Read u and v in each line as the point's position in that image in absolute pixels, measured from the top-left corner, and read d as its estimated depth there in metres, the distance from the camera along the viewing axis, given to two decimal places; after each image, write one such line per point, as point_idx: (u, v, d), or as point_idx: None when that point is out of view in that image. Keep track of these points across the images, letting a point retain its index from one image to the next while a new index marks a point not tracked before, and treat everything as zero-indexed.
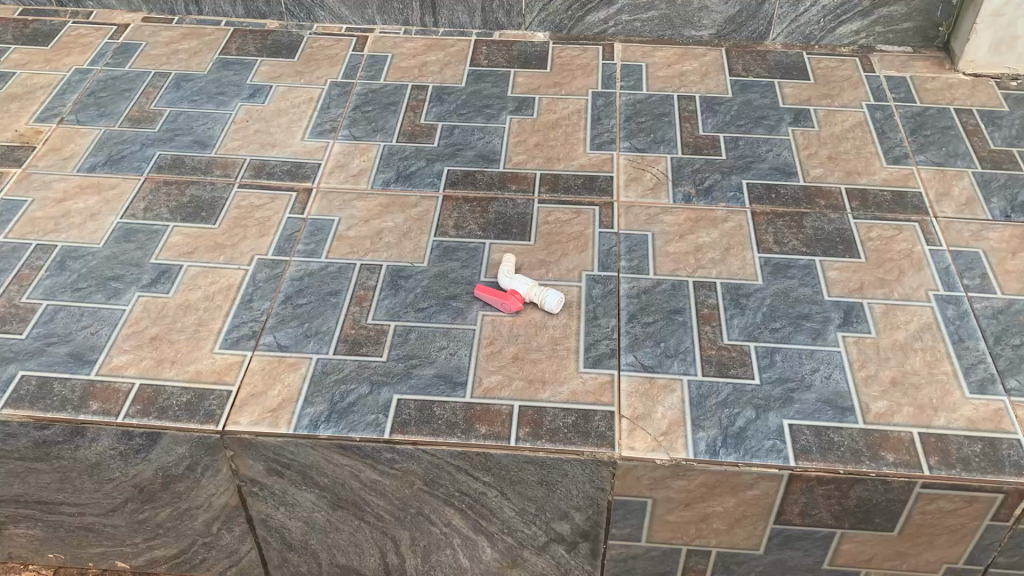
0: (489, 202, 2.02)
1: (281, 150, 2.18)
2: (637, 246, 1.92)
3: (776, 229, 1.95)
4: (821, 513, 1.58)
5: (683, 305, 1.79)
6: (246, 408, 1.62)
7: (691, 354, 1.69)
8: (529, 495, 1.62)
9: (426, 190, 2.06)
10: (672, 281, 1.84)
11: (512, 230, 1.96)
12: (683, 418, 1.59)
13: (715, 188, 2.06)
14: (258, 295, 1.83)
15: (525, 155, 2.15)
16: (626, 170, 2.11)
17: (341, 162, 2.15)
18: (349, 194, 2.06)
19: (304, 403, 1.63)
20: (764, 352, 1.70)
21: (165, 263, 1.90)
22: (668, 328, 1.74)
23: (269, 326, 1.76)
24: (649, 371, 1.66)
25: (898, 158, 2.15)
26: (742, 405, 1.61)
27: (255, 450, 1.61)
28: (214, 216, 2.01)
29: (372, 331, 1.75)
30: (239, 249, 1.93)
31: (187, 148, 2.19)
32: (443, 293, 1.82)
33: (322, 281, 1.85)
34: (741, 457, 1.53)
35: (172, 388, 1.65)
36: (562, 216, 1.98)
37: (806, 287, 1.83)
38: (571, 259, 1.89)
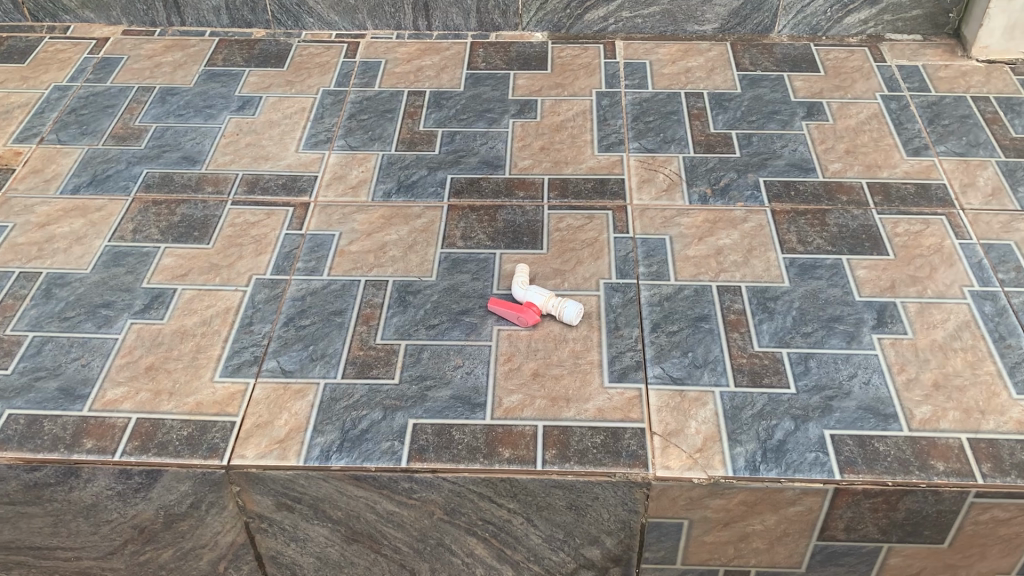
0: (496, 210, 1.93)
1: (274, 163, 2.08)
2: (655, 250, 1.82)
3: (798, 228, 1.87)
4: (868, 528, 1.50)
5: (708, 312, 1.70)
6: (251, 441, 1.51)
7: (721, 363, 1.60)
8: (557, 521, 1.52)
9: (429, 200, 1.97)
10: (695, 286, 1.75)
11: (523, 239, 1.86)
12: (719, 432, 1.49)
13: (731, 187, 1.97)
14: (258, 317, 1.72)
15: (531, 160, 2.06)
16: (638, 171, 2.02)
17: (338, 173, 2.05)
18: (348, 207, 1.96)
19: (313, 432, 1.53)
20: (798, 358, 1.61)
21: (158, 287, 1.79)
22: (695, 336, 1.65)
23: (272, 350, 1.66)
24: (678, 383, 1.57)
25: (918, 150, 2.07)
26: (780, 416, 1.52)
27: (263, 484, 1.50)
28: (208, 235, 1.91)
29: (382, 352, 1.65)
30: (235, 269, 1.83)
31: (176, 165, 2.09)
32: (454, 308, 1.72)
33: (325, 300, 1.75)
34: (782, 473, 1.44)
35: (171, 421, 1.54)
36: (574, 223, 1.89)
37: (835, 288, 1.74)
38: (587, 267, 1.79)
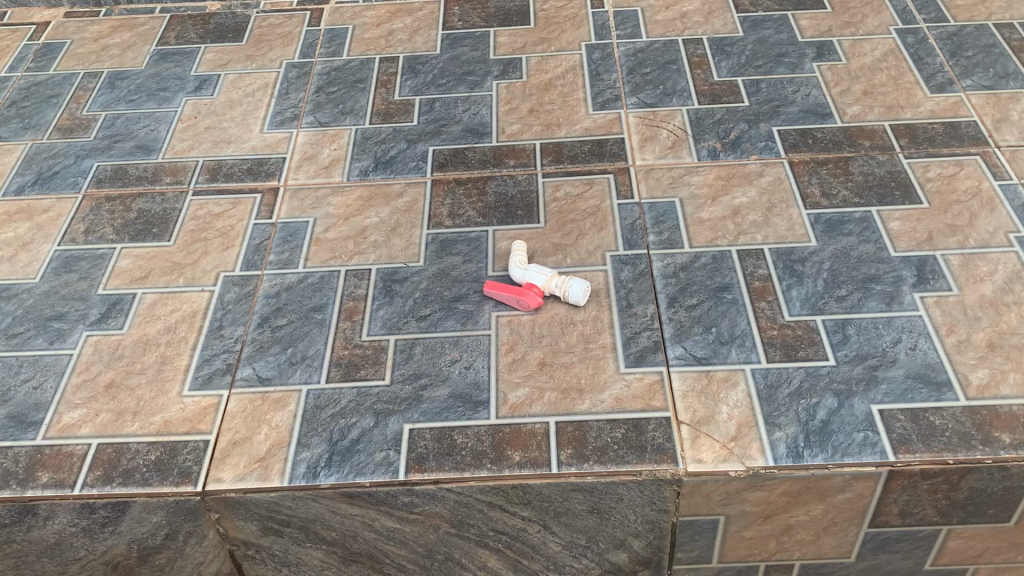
0: (485, 182, 1.75)
1: (237, 147, 1.89)
2: (664, 215, 1.65)
3: (820, 180, 1.69)
4: (925, 511, 1.34)
5: (730, 281, 1.52)
6: (228, 461, 1.34)
7: (750, 337, 1.43)
8: (578, 526, 1.36)
9: (411, 176, 1.78)
10: (712, 252, 1.57)
11: (518, 212, 1.68)
12: (754, 417, 1.33)
13: (742, 139, 1.79)
14: (228, 320, 1.54)
15: (520, 124, 1.87)
16: (638, 129, 1.83)
17: (309, 153, 1.86)
18: (322, 190, 1.77)
19: (297, 446, 1.35)
20: (834, 326, 1.44)
21: (115, 293, 1.61)
22: (718, 309, 1.48)
23: (246, 356, 1.48)
24: (703, 363, 1.40)
25: (942, 86, 1.89)
26: (820, 393, 1.35)
27: (244, 509, 1.33)
28: (168, 231, 1.72)
29: (369, 350, 1.47)
30: (200, 267, 1.64)
31: (130, 155, 1.90)
32: (446, 295, 1.55)
33: (302, 295, 1.57)
34: (830, 458, 1.27)
35: (136, 445, 1.37)
36: (572, 191, 1.71)
37: (867, 244, 1.57)
38: (591, 238, 1.61)
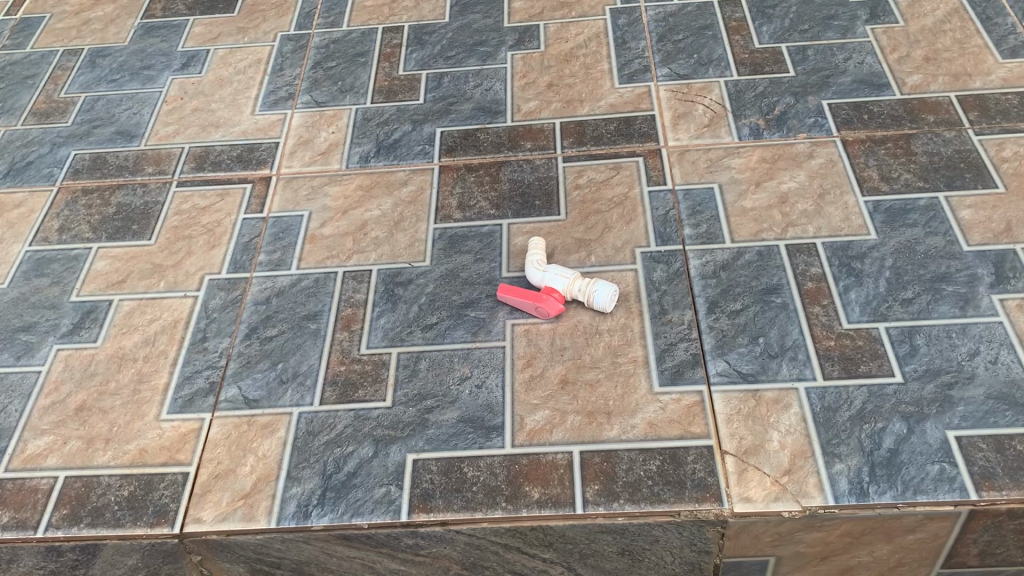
0: (499, 168, 1.56)
1: (226, 131, 1.72)
2: (702, 205, 1.45)
3: (878, 162, 1.49)
4: (1008, 551, 1.15)
5: (779, 282, 1.33)
6: (209, 497, 1.18)
7: (803, 349, 1.25)
8: (607, 568, 1.19)
9: (416, 162, 1.60)
10: (757, 247, 1.38)
11: (536, 202, 1.50)
12: (810, 446, 1.15)
13: (788, 115, 1.59)
14: (212, 330, 1.38)
15: (538, 100, 1.68)
16: (670, 104, 1.63)
17: (304, 136, 1.68)
18: (318, 178, 1.60)
19: (287, 481, 1.19)
20: (901, 335, 1.25)
21: (89, 300, 1.45)
22: (765, 316, 1.30)
23: (231, 373, 1.32)
24: (750, 381, 1.22)
25: (1014, 50, 1.66)
26: (887, 417, 1.17)
27: (229, 551, 1.18)
28: (149, 228, 1.56)
29: (369, 365, 1.30)
30: (183, 269, 1.48)
31: (109, 142, 1.73)
32: (456, 300, 1.37)
33: (294, 301, 1.40)
34: (900, 496, 1.10)
35: (107, 478, 1.22)
36: (597, 176, 1.52)
37: (935, 236, 1.37)
38: (618, 233, 1.43)
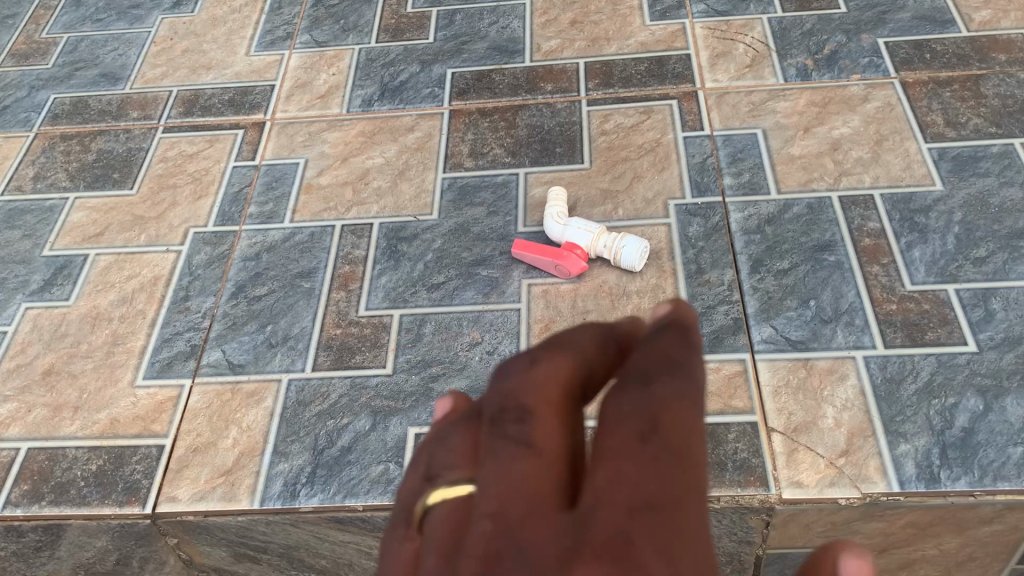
0: (516, 112, 1.41)
1: (218, 73, 1.57)
2: (744, 152, 1.29)
3: (943, 105, 1.32)
4: None
5: (832, 238, 1.18)
6: (186, 474, 1.05)
7: (860, 313, 1.10)
8: None
9: (424, 106, 1.45)
10: (806, 199, 1.23)
11: (556, 149, 1.34)
12: (870, 424, 1.00)
13: (840, 54, 1.42)
14: (196, 288, 1.24)
15: (560, 39, 1.52)
16: (708, 42, 1.47)
17: (303, 79, 1.53)
18: (316, 123, 1.45)
19: (273, 456, 1.05)
20: (973, 298, 1.09)
21: (63, 254, 1.32)
22: (817, 275, 1.14)
23: (215, 336, 1.18)
24: (800, 350, 1.07)
25: None
26: (959, 391, 1.01)
27: (208, 534, 1.05)
28: (131, 177, 1.42)
29: (367, 328, 1.16)
30: (166, 221, 1.34)
31: (92, 85, 1.58)
32: (466, 257, 1.23)
33: (287, 257, 1.26)
34: (976, 483, 0.94)
35: (74, 451, 1.09)
36: (625, 121, 1.36)
37: (1010, 187, 1.20)
38: (649, 183, 1.27)
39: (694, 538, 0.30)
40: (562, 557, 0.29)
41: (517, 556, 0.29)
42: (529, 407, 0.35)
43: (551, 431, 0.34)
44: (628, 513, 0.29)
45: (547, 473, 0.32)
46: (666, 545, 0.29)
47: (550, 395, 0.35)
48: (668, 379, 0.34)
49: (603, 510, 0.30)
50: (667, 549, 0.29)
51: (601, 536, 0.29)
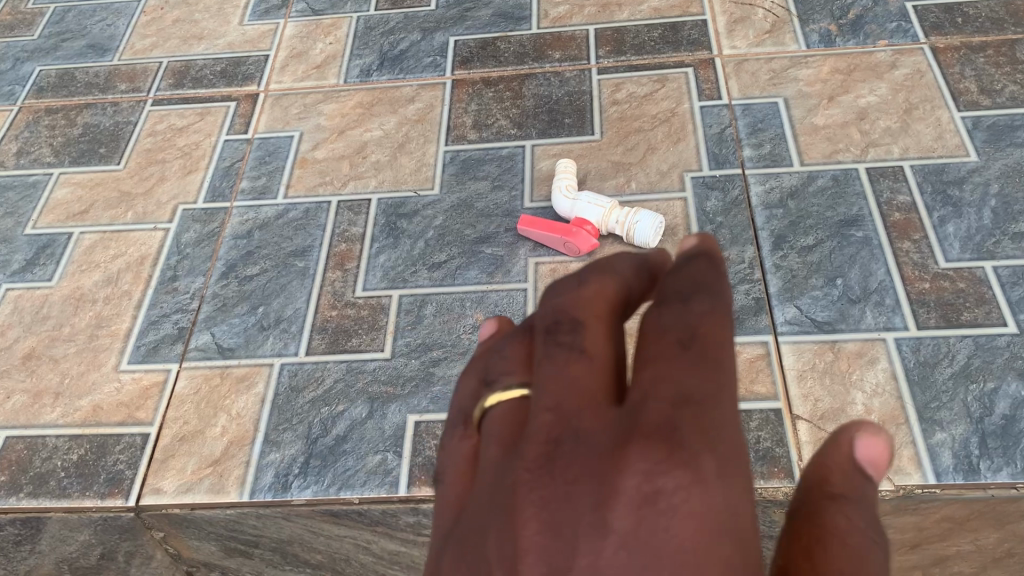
0: (522, 82, 1.33)
1: (210, 43, 1.50)
2: (764, 122, 1.22)
3: (977, 71, 1.24)
4: None
5: (859, 212, 1.10)
6: (172, 464, 0.99)
7: (891, 292, 1.02)
8: None
9: (425, 75, 1.37)
10: (831, 172, 1.15)
11: (565, 120, 1.27)
12: (902, 411, 0.93)
13: (866, 19, 1.34)
14: (184, 268, 1.18)
15: (569, 5, 1.44)
16: (725, 7, 1.39)
17: (298, 49, 1.46)
18: (312, 95, 1.38)
19: (264, 445, 0.99)
20: (1012, 276, 1.02)
21: (46, 232, 1.25)
22: (844, 252, 1.07)
23: (204, 318, 1.12)
24: (826, 331, 1.00)
25: None
26: (999, 376, 0.94)
27: (196, 527, 0.99)
28: (118, 152, 1.35)
29: (365, 310, 1.10)
30: (154, 198, 1.27)
31: (79, 57, 1.51)
32: (469, 234, 1.16)
33: (280, 235, 1.19)
34: (1019, 474, 0.87)
35: (55, 440, 1.03)
36: (638, 90, 1.29)
37: None
38: (663, 155, 1.20)
39: (730, 421, 0.37)
40: (619, 438, 0.36)
41: (577, 440, 0.37)
42: (583, 321, 0.43)
43: (600, 342, 0.42)
44: (673, 405, 0.36)
45: (600, 377, 0.40)
46: (706, 427, 0.36)
47: (597, 308, 0.43)
48: (702, 301, 0.40)
49: (652, 402, 0.37)
50: (706, 431, 0.36)
51: (652, 418, 0.36)
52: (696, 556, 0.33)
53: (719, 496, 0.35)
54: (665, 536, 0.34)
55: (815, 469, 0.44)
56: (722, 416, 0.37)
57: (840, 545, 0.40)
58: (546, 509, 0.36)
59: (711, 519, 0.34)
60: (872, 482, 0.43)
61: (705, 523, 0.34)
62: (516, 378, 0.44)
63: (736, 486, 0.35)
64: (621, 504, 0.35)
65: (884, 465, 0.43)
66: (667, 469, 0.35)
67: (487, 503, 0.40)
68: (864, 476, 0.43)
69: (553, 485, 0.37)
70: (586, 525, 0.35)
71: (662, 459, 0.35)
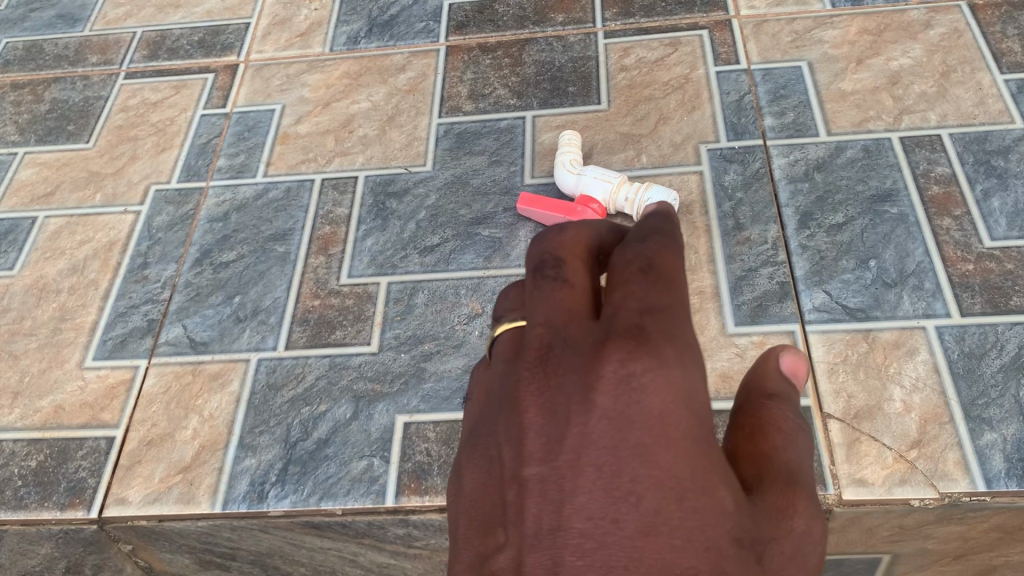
0: (522, 48, 1.23)
1: (187, 11, 1.39)
2: (787, 89, 1.11)
3: (1021, 29, 1.13)
4: None
5: (894, 186, 1.00)
6: (138, 472, 0.90)
7: (930, 275, 0.92)
8: None
9: (417, 42, 1.27)
10: (862, 141, 1.04)
11: (568, 88, 1.16)
12: (946, 408, 0.83)
13: None
14: (156, 255, 1.08)
15: None
16: None
17: (281, 16, 1.35)
18: (295, 65, 1.27)
19: (239, 450, 0.90)
20: None
21: (9, 217, 1.16)
22: (877, 231, 0.96)
23: (176, 309, 1.03)
24: (859, 319, 0.90)
25: None
26: None
27: (166, 540, 0.90)
28: (88, 129, 1.25)
29: (350, 299, 1.00)
30: (125, 178, 1.17)
31: (47, 27, 1.41)
32: (465, 214, 1.06)
33: (259, 218, 1.10)
34: None
35: (12, 445, 0.94)
36: (648, 55, 1.18)
37: None
38: (676, 125, 1.10)
39: (684, 325, 0.47)
40: (599, 340, 0.46)
41: (566, 345, 0.46)
42: (564, 258, 0.50)
43: (581, 274, 0.50)
44: (640, 314, 0.46)
45: (580, 300, 0.48)
46: (668, 329, 0.46)
47: (576, 251, 0.51)
48: (657, 240, 0.51)
49: (622, 314, 0.46)
50: (667, 331, 0.46)
51: (625, 324, 0.46)
52: (663, 422, 0.44)
53: (678, 377, 0.45)
54: (640, 408, 0.44)
55: (753, 379, 0.58)
56: (680, 318, 0.47)
57: (783, 438, 0.53)
58: (541, 391, 0.46)
59: (675, 395, 0.44)
60: (795, 390, 0.57)
61: (670, 397, 0.44)
62: (515, 312, 0.54)
63: (692, 369, 0.46)
64: (603, 386, 0.44)
65: (801, 375, 0.58)
66: (638, 360, 0.44)
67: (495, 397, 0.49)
68: (791, 383, 0.57)
69: (547, 379, 0.46)
70: (576, 402, 0.44)
71: (634, 350, 0.44)
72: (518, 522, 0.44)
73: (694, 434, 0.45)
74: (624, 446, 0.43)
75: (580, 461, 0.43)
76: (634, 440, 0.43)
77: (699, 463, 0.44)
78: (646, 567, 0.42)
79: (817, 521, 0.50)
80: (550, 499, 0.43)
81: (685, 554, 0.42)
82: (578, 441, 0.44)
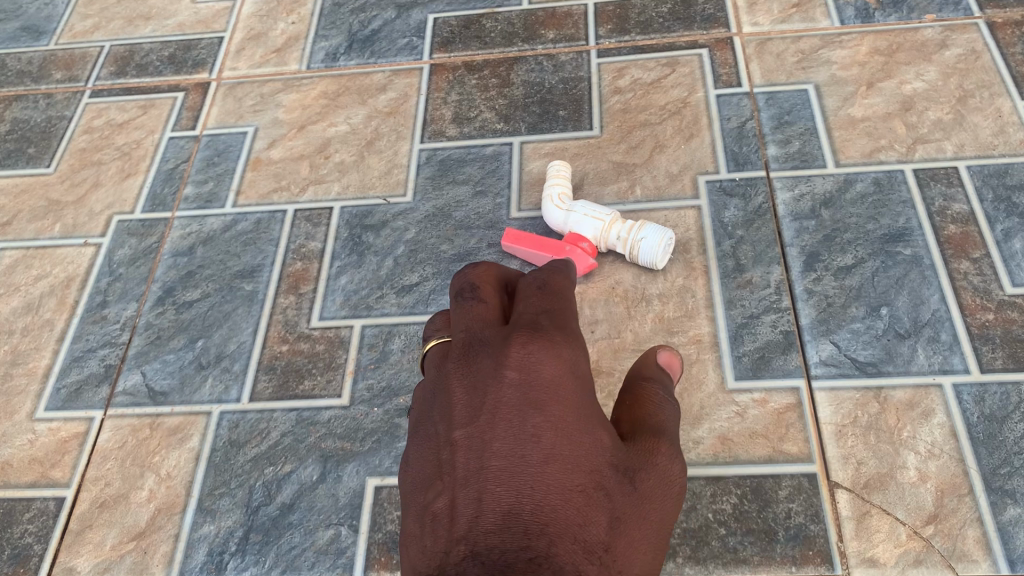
0: (511, 67, 1.15)
1: (159, 24, 1.31)
2: (793, 114, 1.04)
3: None
4: None
5: (907, 225, 0.93)
6: (88, 537, 0.83)
7: (947, 325, 0.85)
8: None
9: (400, 60, 1.19)
10: (873, 175, 0.97)
11: (559, 112, 1.09)
12: (966, 479, 0.76)
13: None
14: (116, 292, 1.01)
15: None
16: None
17: (257, 29, 1.28)
18: (270, 83, 1.20)
19: (196, 514, 0.83)
20: None
21: None
22: (889, 274, 0.89)
23: (135, 352, 0.96)
24: (869, 375, 0.83)
25: None
26: None
27: None
28: (50, 152, 1.18)
29: (321, 344, 0.93)
30: (86, 207, 1.10)
31: (12, 41, 1.33)
32: (445, 250, 0.99)
33: (226, 252, 1.03)
34: None
35: None
36: (644, 76, 1.11)
37: None
38: (672, 154, 1.02)
39: (573, 323, 0.52)
40: (506, 334, 0.49)
41: (483, 342, 0.49)
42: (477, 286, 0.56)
43: (492, 295, 0.55)
44: (539, 314, 0.52)
45: (494, 312, 0.53)
46: (562, 324, 0.51)
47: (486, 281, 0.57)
48: (551, 269, 0.57)
49: (526, 316, 0.52)
50: (562, 325, 0.51)
51: (526, 320, 0.51)
52: (559, 386, 0.45)
53: (569, 354, 0.48)
54: (538, 374, 0.45)
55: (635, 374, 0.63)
56: (570, 320, 0.52)
57: (655, 404, 0.56)
58: (464, 373, 0.47)
59: (566, 367, 0.47)
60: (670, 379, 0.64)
61: (563, 367, 0.47)
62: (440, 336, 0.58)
63: (579, 352, 0.50)
64: (510, 362, 0.46)
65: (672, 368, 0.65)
66: (536, 341, 0.47)
67: (423, 394, 0.50)
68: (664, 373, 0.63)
69: (466, 365, 0.48)
70: (490, 375, 0.46)
71: (533, 337, 0.48)
72: (446, 474, 0.42)
73: (583, 400, 0.46)
74: (527, 401, 0.44)
75: (495, 417, 0.43)
76: (535, 396, 0.44)
77: (589, 419, 0.46)
78: (554, 486, 0.40)
79: (677, 460, 0.50)
80: (471, 450, 0.42)
81: (580, 478, 0.42)
82: (493, 403, 0.44)
